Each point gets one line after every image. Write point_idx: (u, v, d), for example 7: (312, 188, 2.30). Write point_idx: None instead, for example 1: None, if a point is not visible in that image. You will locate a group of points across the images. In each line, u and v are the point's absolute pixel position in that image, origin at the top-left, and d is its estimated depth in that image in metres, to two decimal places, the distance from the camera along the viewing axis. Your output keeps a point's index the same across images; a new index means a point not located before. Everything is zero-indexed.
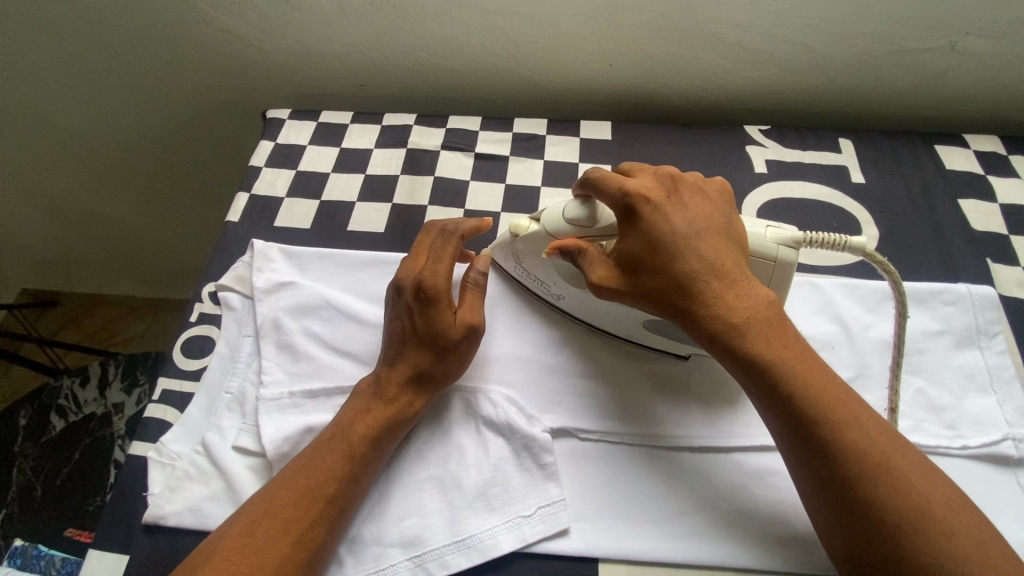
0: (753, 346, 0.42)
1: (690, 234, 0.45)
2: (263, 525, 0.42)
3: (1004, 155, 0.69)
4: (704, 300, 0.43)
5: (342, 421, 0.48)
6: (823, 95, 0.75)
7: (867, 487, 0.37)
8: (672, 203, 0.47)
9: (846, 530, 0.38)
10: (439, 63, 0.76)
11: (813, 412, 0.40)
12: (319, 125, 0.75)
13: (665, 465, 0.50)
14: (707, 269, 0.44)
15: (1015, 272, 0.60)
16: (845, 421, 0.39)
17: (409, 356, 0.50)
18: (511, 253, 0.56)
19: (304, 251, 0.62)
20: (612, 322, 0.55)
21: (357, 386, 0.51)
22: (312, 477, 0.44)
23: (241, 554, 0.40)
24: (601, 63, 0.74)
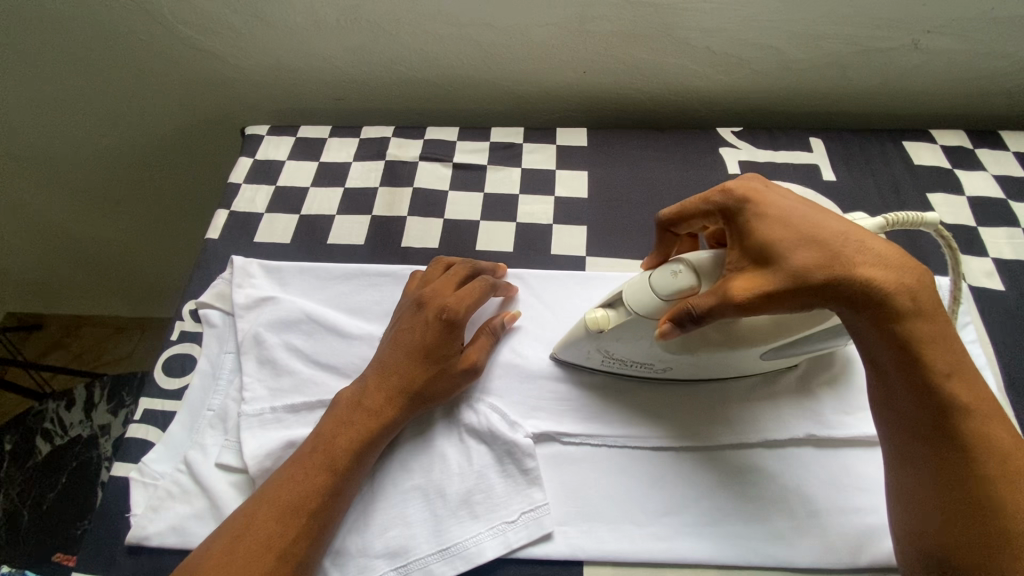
0: (918, 320, 0.38)
1: (821, 213, 0.41)
2: (261, 537, 0.42)
3: (970, 149, 0.71)
4: (857, 280, 0.38)
5: (333, 430, 0.48)
6: (794, 95, 0.76)
7: (1007, 484, 0.36)
8: (778, 188, 0.43)
9: (970, 527, 0.36)
10: (416, 75, 0.77)
11: (953, 405, 0.37)
12: (297, 140, 0.75)
13: (649, 467, 0.50)
14: (859, 237, 0.40)
15: (983, 263, 0.62)
16: (986, 415, 0.38)
17: (415, 370, 0.50)
18: (595, 348, 0.51)
19: (284, 266, 0.62)
20: (726, 368, 0.51)
21: (359, 389, 0.50)
22: (298, 490, 0.45)
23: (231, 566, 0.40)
24: (575, 71, 0.75)
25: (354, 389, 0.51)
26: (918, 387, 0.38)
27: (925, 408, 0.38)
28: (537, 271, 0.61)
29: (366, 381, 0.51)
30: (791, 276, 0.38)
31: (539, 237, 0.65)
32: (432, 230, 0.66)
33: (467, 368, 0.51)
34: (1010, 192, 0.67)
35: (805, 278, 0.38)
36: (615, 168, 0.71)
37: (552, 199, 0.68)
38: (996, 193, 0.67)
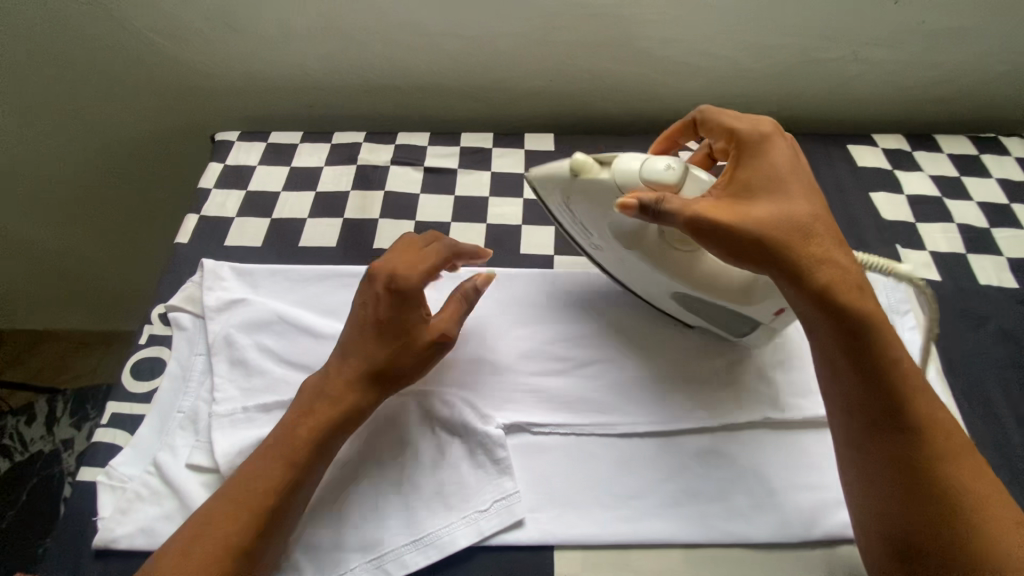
0: (864, 307, 0.42)
1: (798, 197, 0.45)
2: (217, 540, 0.42)
3: (908, 151, 0.76)
4: (810, 262, 0.42)
5: (299, 424, 0.48)
6: (748, 102, 0.81)
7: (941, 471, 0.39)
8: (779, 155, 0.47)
9: (913, 508, 0.39)
10: (387, 82, 0.79)
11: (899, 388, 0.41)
12: (268, 145, 0.75)
13: (617, 454, 0.52)
14: (820, 226, 0.44)
15: (921, 256, 0.66)
16: (927, 403, 0.41)
17: (387, 354, 0.50)
18: (561, 190, 0.50)
19: (255, 269, 0.62)
20: (638, 280, 0.56)
21: (325, 373, 0.51)
22: (257, 488, 0.44)
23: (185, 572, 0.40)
24: (541, 78, 0.78)
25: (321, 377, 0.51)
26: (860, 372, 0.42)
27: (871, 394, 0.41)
28: (507, 270, 0.63)
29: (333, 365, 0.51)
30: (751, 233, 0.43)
31: (509, 237, 0.67)
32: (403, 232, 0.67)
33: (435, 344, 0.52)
34: (945, 190, 0.72)
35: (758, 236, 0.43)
36: None
37: (521, 201, 0.70)
38: (932, 191, 0.72)
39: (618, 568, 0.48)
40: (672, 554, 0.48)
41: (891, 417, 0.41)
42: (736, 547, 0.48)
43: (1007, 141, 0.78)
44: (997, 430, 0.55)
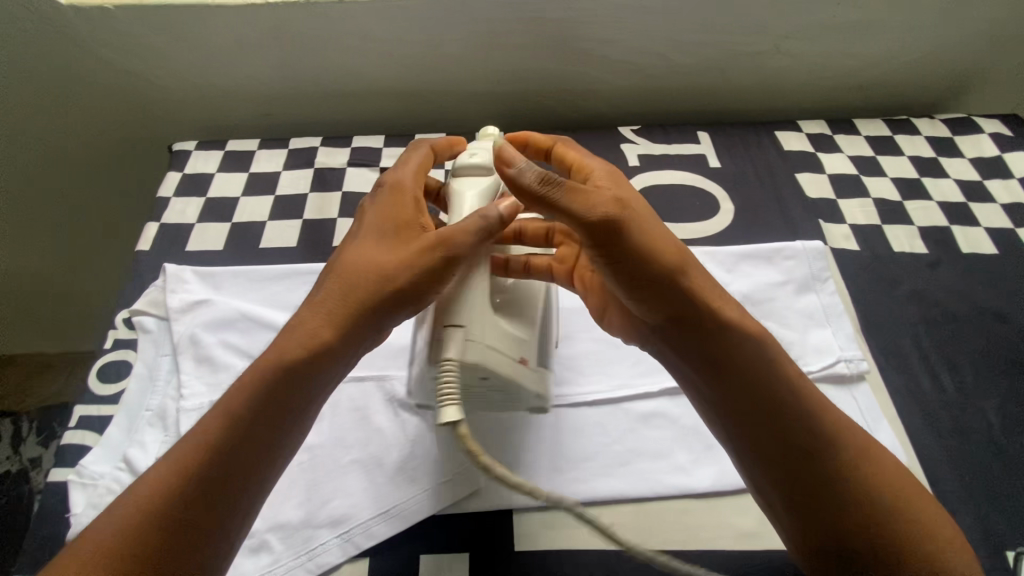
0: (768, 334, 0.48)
1: (664, 236, 0.48)
2: (191, 448, 0.41)
3: (829, 135, 0.83)
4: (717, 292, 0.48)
5: (300, 321, 0.45)
6: (684, 96, 0.86)
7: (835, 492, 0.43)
8: (626, 189, 0.49)
9: (853, 528, 0.42)
10: (342, 88, 0.82)
11: (781, 416, 0.45)
12: (226, 153, 0.78)
13: (568, 423, 0.56)
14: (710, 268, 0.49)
15: (842, 228, 0.72)
16: (814, 419, 0.45)
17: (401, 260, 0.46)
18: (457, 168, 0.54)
19: (217, 271, 0.65)
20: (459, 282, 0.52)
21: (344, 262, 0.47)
22: (241, 397, 0.43)
23: (162, 476, 0.40)
24: (489, 79, 0.82)
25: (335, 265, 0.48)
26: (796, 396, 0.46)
27: (813, 418, 0.45)
28: None
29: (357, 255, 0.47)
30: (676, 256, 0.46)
31: None
32: None
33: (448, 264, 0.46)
34: (862, 169, 0.79)
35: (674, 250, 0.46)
36: None
37: None
38: (851, 170, 0.78)
39: (573, 525, 0.51)
40: (622, 509, 0.52)
41: (806, 433, 0.45)
42: (679, 499, 0.53)
43: (917, 122, 0.86)
44: (909, 379, 0.61)
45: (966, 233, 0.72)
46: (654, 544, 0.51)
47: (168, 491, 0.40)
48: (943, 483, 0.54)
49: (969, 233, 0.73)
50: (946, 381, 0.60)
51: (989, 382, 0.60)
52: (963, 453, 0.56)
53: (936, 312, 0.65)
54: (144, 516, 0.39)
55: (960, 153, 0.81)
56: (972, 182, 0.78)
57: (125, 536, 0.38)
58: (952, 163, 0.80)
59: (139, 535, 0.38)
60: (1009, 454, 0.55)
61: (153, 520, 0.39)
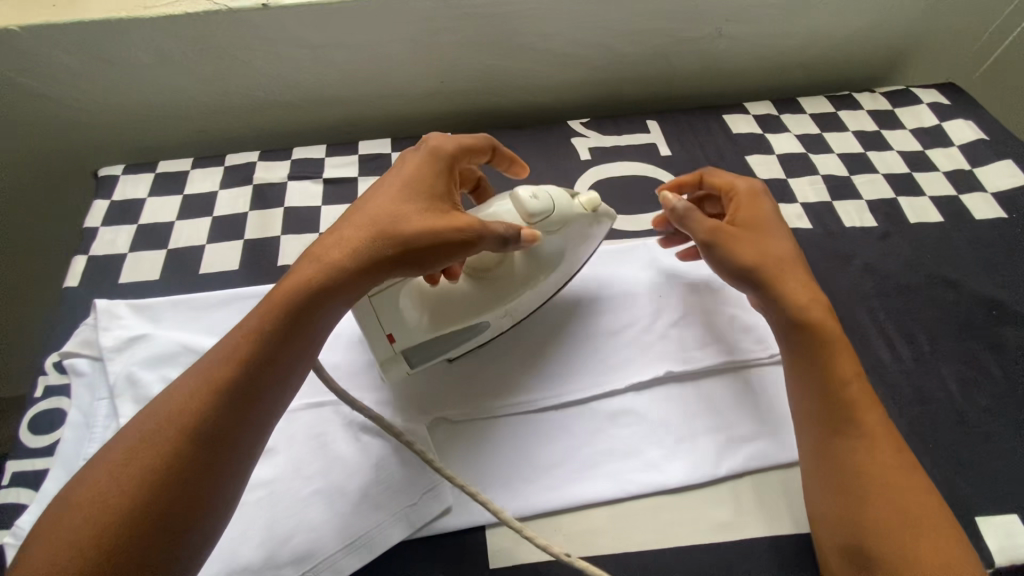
0: (827, 328, 0.51)
1: (777, 235, 0.56)
2: (191, 396, 0.40)
3: (776, 115, 0.83)
4: (790, 290, 0.52)
5: (301, 265, 0.45)
6: (632, 85, 0.86)
7: (864, 449, 0.46)
8: (761, 200, 0.58)
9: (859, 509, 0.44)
10: (278, 98, 0.78)
11: (843, 368, 0.49)
12: (157, 175, 0.73)
13: (537, 429, 0.55)
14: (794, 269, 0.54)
15: (794, 208, 0.73)
16: (846, 411, 0.48)
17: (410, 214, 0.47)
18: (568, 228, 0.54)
19: (155, 302, 0.61)
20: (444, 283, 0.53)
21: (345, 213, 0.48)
22: (241, 342, 0.42)
23: (159, 429, 0.40)
24: (432, 80, 0.79)
25: (344, 216, 0.49)
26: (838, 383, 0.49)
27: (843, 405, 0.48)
28: None
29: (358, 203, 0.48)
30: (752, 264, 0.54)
31: None
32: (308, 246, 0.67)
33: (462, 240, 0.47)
34: (809, 147, 0.80)
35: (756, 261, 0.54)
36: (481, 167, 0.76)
37: None
38: (798, 149, 0.79)
39: (549, 534, 0.50)
40: (598, 513, 0.51)
41: (838, 417, 0.48)
42: (653, 496, 0.52)
43: (859, 97, 0.87)
44: (869, 352, 0.61)
45: (912, 203, 0.74)
46: (632, 546, 0.50)
47: (166, 443, 0.39)
48: None
49: (915, 203, 0.74)
50: (904, 351, 0.61)
51: (944, 349, 0.61)
52: (924, 422, 0.57)
53: (889, 284, 0.66)
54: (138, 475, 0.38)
55: (901, 125, 0.83)
56: (914, 153, 0.80)
57: (124, 490, 0.38)
58: (895, 135, 0.82)
59: (145, 491, 0.37)
60: (966, 418, 0.57)
61: (148, 477, 0.38)
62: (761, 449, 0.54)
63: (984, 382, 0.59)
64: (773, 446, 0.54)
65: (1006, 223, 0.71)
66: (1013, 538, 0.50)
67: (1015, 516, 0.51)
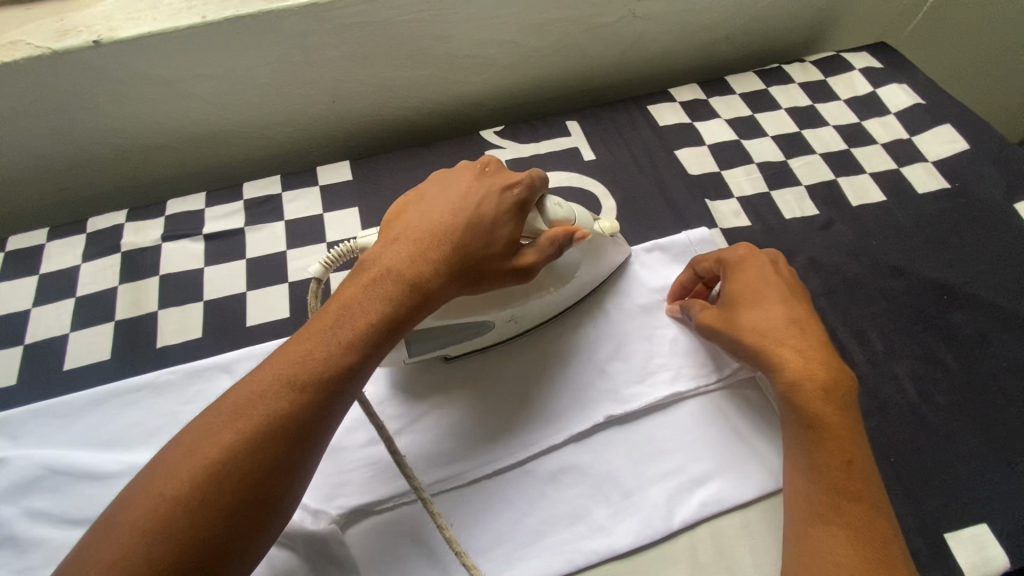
0: (818, 409, 0.45)
1: (777, 300, 0.51)
2: (277, 389, 0.38)
3: (704, 100, 0.77)
4: (779, 363, 0.47)
5: (382, 275, 0.43)
6: (547, 82, 0.78)
7: (834, 535, 0.42)
8: (757, 267, 0.53)
9: None
10: (144, 143, 0.68)
11: (833, 450, 0.44)
12: (5, 254, 0.62)
13: (473, 504, 0.49)
14: (798, 342, 0.48)
15: (731, 203, 0.67)
16: (819, 490, 0.44)
17: (496, 230, 0.46)
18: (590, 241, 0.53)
19: (9, 415, 0.52)
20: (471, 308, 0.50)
21: (426, 212, 0.47)
22: (330, 342, 0.40)
23: (243, 416, 0.36)
24: (322, 102, 0.70)
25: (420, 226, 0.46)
26: (828, 463, 0.44)
27: (824, 487, 0.44)
28: None
29: (446, 204, 0.47)
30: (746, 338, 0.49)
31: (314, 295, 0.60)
32: (192, 318, 0.58)
33: (524, 266, 0.47)
34: (741, 132, 0.74)
35: (751, 334, 0.49)
36: (386, 197, 0.67)
37: (323, 247, 0.63)
38: (730, 136, 0.73)
39: None
40: None
41: (823, 500, 0.43)
42: (603, 564, 0.47)
43: (789, 68, 0.82)
44: None
45: (852, 183, 0.69)
46: None
47: (247, 435, 0.36)
48: None
49: (856, 183, 0.69)
50: (857, 354, 0.57)
51: (898, 346, 0.57)
52: (883, 432, 0.53)
53: (836, 279, 0.62)
54: (212, 466, 0.34)
55: (834, 96, 0.78)
56: (850, 126, 0.75)
57: (193, 481, 0.34)
58: (829, 108, 0.77)
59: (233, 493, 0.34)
60: (927, 422, 0.53)
61: (223, 470, 0.34)
62: (716, 492, 0.49)
63: (942, 378, 0.55)
64: (728, 486, 0.50)
65: (949, 194, 0.68)
66: (985, 552, 0.47)
67: (986, 526, 0.48)
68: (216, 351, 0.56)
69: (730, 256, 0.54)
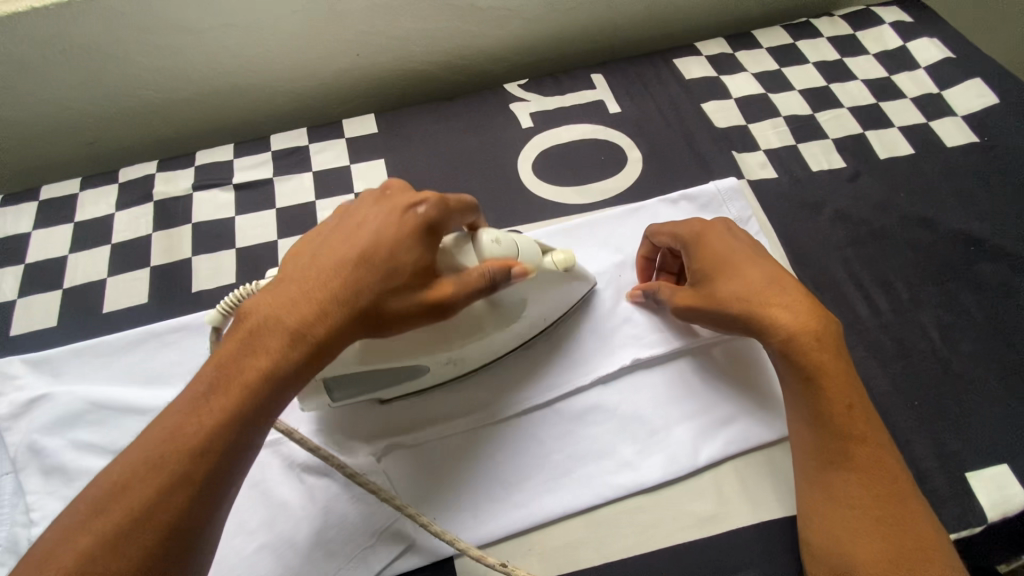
0: (811, 360, 0.45)
1: (745, 260, 0.49)
2: (184, 424, 0.35)
3: (730, 54, 0.76)
4: (766, 325, 0.46)
5: (270, 335, 0.37)
6: (571, 36, 0.77)
7: (849, 479, 0.42)
8: (715, 231, 0.51)
9: (855, 541, 0.41)
10: (172, 95, 0.68)
11: (832, 399, 0.44)
12: (41, 203, 0.64)
13: (501, 440, 0.50)
14: (778, 297, 0.47)
15: (757, 156, 0.67)
16: (830, 438, 0.43)
17: (399, 265, 0.40)
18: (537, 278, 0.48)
19: (53, 354, 0.53)
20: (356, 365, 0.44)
21: (318, 242, 0.42)
22: (240, 384, 0.36)
23: (149, 454, 0.34)
24: (345, 55, 0.70)
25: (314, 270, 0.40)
26: (832, 411, 0.44)
27: (832, 433, 0.43)
28: None
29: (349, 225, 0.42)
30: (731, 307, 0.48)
31: None
32: (225, 265, 0.59)
33: (440, 306, 0.41)
34: (768, 86, 0.73)
35: (729, 304, 0.48)
36: (412, 150, 0.68)
37: (351, 197, 0.64)
38: (757, 90, 0.72)
39: (522, 555, 0.47)
40: (573, 524, 0.48)
41: (834, 446, 0.43)
42: (630, 497, 0.48)
43: (817, 23, 0.80)
44: (845, 308, 0.57)
45: (880, 137, 0.69)
46: (612, 558, 0.46)
47: (153, 473, 0.33)
48: (893, 414, 0.52)
49: (884, 136, 0.69)
50: (882, 303, 0.58)
51: (923, 296, 0.58)
52: (906, 377, 0.53)
53: (862, 230, 0.62)
54: (125, 509, 0.32)
55: (864, 51, 0.77)
56: (879, 80, 0.74)
57: (117, 516, 0.32)
58: (858, 62, 0.76)
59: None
60: (950, 367, 0.54)
61: (135, 513, 0.32)
62: (741, 427, 0.51)
63: (967, 326, 0.56)
64: (753, 422, 0.51)
65: (979, 148, 0.67)
66: (1006, 490, 0.48)
67: (1007, 466, 0.49)
68: None
69: (678, 227, 0.53)
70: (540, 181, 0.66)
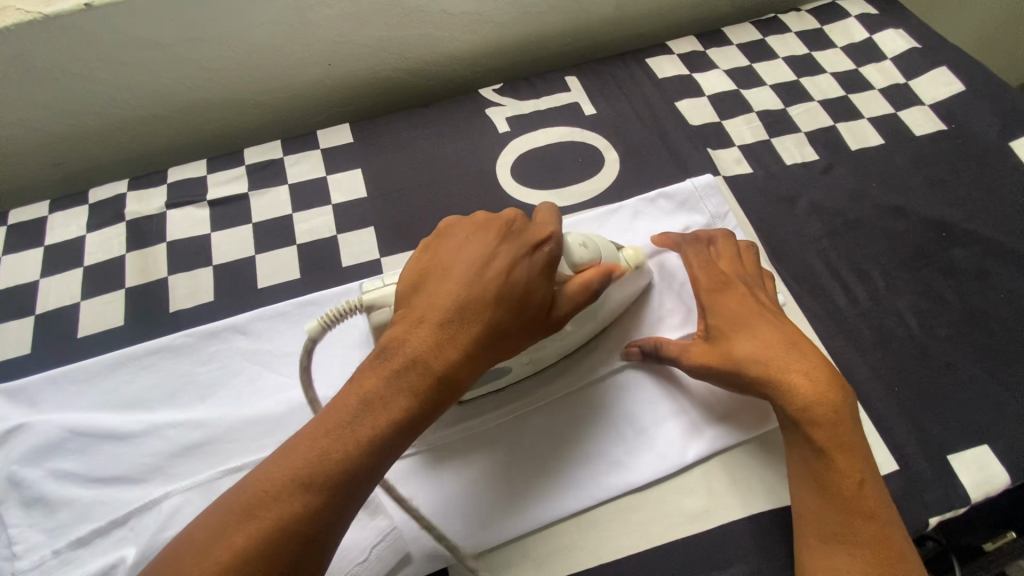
0: (825, 432, 0.44)
1: (765, 322, 0.48)
2: (331, 444, 0.35)
3: (701, 52, 0.77)
4: (782, 391, 0.45)
5: (410, 358, 0.38)
6: (544, 39, 0.77)
7: (853, 556, 0.41)
8: (737, 294, 0.51)
9: None
10: (142, 112, 0.67)
11: (842, 473, 0.43)
12: (9, 228, 0.62)
13: (498, 448, 0.50)
14: (800, 364, 0.46)
15: (732, 152, 0.68)
16: (837, 513, 0.42)
17: (529, 296, 0.41)
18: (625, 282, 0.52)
19: (27, 382, 0.52)
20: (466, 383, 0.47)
21: (442, 263, 0.42)
22: (378, 406, 0.36)
23: (291, 471, 0.34)
24: (319, 65, 0.69)
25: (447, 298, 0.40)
26: (841, 485, 0.43)
27: (838, 507, 0.42)
28: (331, 290, 0.57)
29: (476, 252, 0.42)
30: (747, 368, 0.47)
31: (323, 254, 0.60)
32: (203, 283, 0.58)
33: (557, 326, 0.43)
34: (740, 82, 0.74)
35: (746, 364, 0.47)
36: (390, 158, 0.67)
37: (329, 209, 0.63)
38: (729, 86, 0.73)
39: (517, 561, 0.47)
40: (565, 528, 0.48)
41: (840, 521, 0.42)
42: (622, 498, 0.49)
43: (785, 18, 0.81)
44: (824, 299, 0.58)
45: (851, 128, 0.70)
46: (607, 559, 0.46)
47: (294, 489, 0.34)
48: (875, 401, 0.53)
49: (855, 128, 0.70)
50: (860, 292, 0.59)
51: (899, 283, 0.59)
52: (887, 364, 0.54)
53: (838, 221, 0.63)
54: (269, 518, 0.33)
55: (832, 44, 0.78)
56: (848, 72, 0.75)
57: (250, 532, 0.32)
58: (826, 56, 0.77)
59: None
60: (928, 353, 0.55)
61: (280, 523, 0.33)
62: (724, 416, 0.51)
63: (942, 311, 0.57)
64: (734, 408, 0.51)
65: (946, 136, 0.68)
66: (986, 470, 0.49)
67: (986, 447, 0.50)
68: (229, 313, 0.56)
69: (703, 275, 0.53)
70: (519, 185, 0.66)
